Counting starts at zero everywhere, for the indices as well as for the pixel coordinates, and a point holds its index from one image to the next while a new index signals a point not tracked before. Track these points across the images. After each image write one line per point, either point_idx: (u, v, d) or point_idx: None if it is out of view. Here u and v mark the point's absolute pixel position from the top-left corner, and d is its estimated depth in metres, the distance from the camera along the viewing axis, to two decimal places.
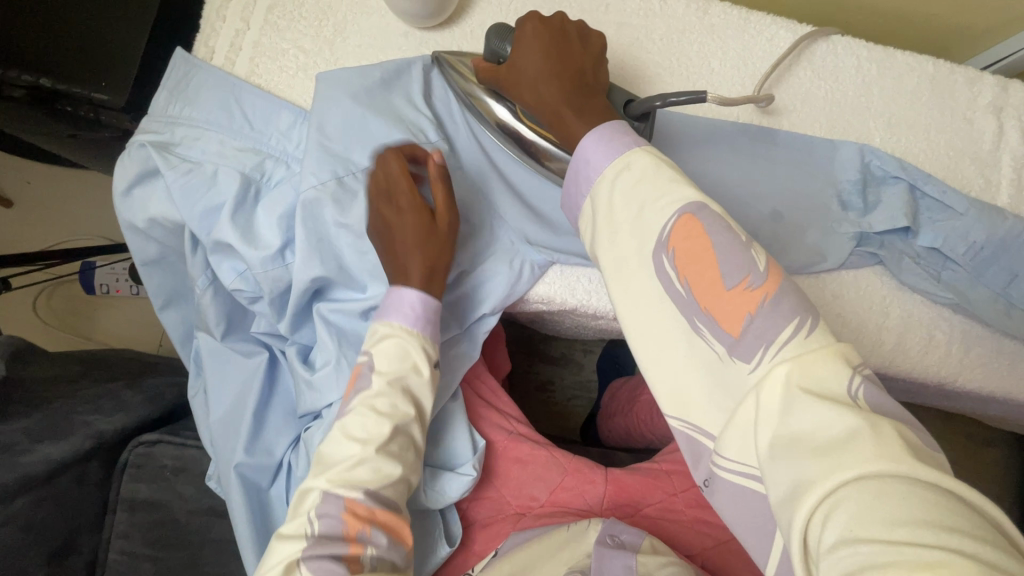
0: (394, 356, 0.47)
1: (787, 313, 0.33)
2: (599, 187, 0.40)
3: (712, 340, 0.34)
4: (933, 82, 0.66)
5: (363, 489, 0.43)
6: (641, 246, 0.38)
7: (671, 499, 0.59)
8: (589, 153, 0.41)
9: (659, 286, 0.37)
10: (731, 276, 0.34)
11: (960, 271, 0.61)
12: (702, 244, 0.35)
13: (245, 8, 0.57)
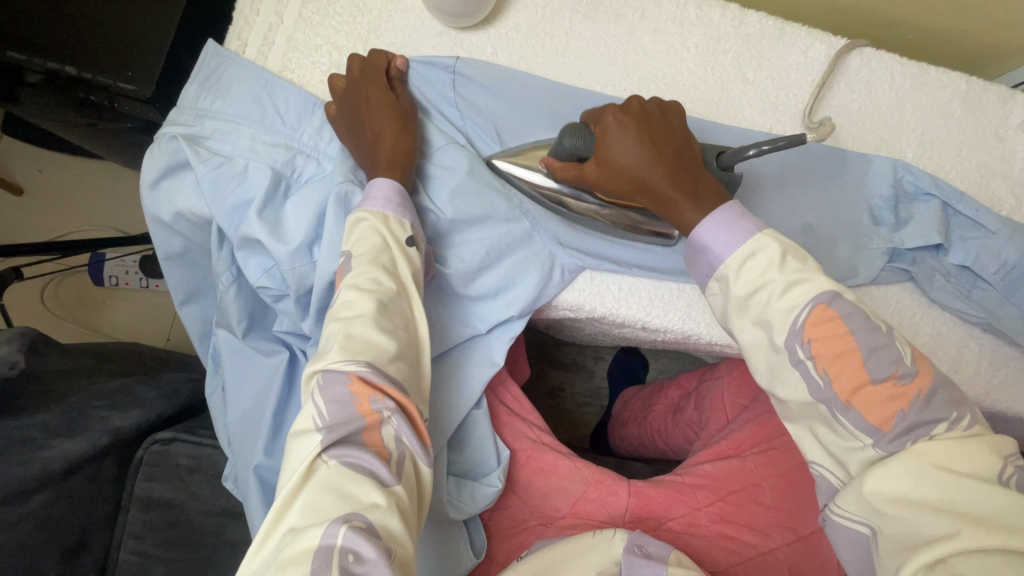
0: (392, 281, 0.44)
1: (934, 407, 0.39)
2: (723, 285, 0.45)
3: (859, 431, 0.40)
4: (966, 99, 0.65)
5: (367, 363, 0.39)
6: (774, 334, 0.42)
7: (697, 514, 0.58)
8: (713, 246, 0.45)
9: (800, 376, 0.41)
10: (876, 369, 0.39)
11: (990, 290, 0.60)
12: (845, 339, 0.40)
13: (279, 2, 0.57)
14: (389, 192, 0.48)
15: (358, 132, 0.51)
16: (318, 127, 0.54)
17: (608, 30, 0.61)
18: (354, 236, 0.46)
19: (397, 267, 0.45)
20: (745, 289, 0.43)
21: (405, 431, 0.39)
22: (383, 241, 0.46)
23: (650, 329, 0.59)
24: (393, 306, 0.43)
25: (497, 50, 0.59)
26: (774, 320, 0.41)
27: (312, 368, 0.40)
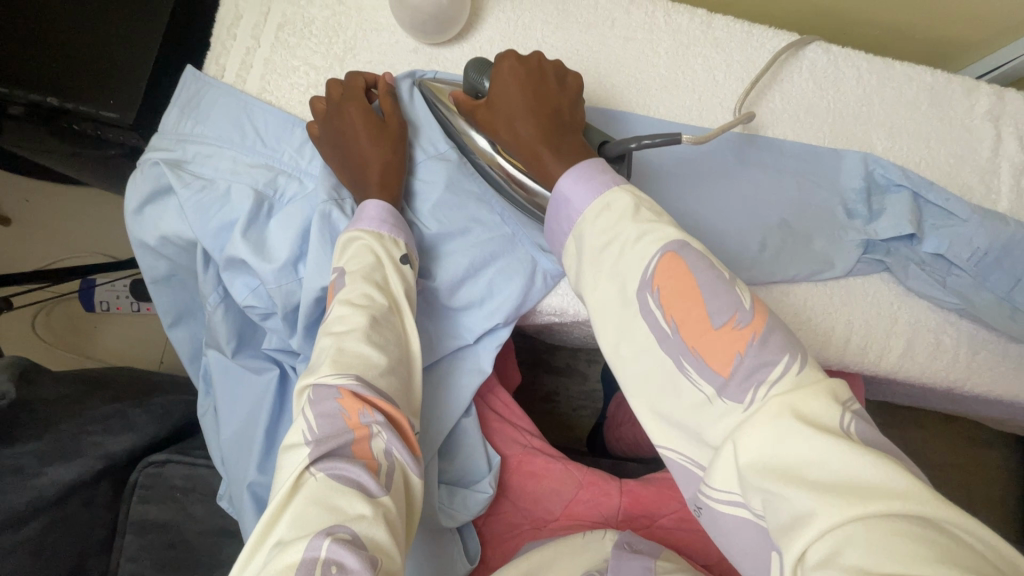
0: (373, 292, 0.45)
1: (774, 351, 0.35)
2: (582, 225, 0.43)
3: (701, 381, 0.36)
4: (931, 92, 0.67)
5: (356, 378, 0.40)
6: (626, 284, 0.39)
7: (688, 510, 0.58)
8: (567, 192, 0.44)
9: (646, 325, 0.39)
10: (718, 314, 0.36)
11: (965, 276, 0.62)
12: (683, 280, 0.37)
13: (255, 25, 0.58)
14: (381, 210, 0.49)
15: (345, 153, 0.52)
16: (298, 146, 0.55)
17: (579, 40, 0.62)
18: (348, 256, 0.47)
19: (386, 280, 0.46)
20: (601, 236, 0.41)
21: (396, 445, 0.39)
22: (379, 261, 0.47)
23: None
24: (381, 322, 0.44)
25: (472, 63, 0.60)
26: (626, 268, 0.40)
27: (303, 385, 0.41)
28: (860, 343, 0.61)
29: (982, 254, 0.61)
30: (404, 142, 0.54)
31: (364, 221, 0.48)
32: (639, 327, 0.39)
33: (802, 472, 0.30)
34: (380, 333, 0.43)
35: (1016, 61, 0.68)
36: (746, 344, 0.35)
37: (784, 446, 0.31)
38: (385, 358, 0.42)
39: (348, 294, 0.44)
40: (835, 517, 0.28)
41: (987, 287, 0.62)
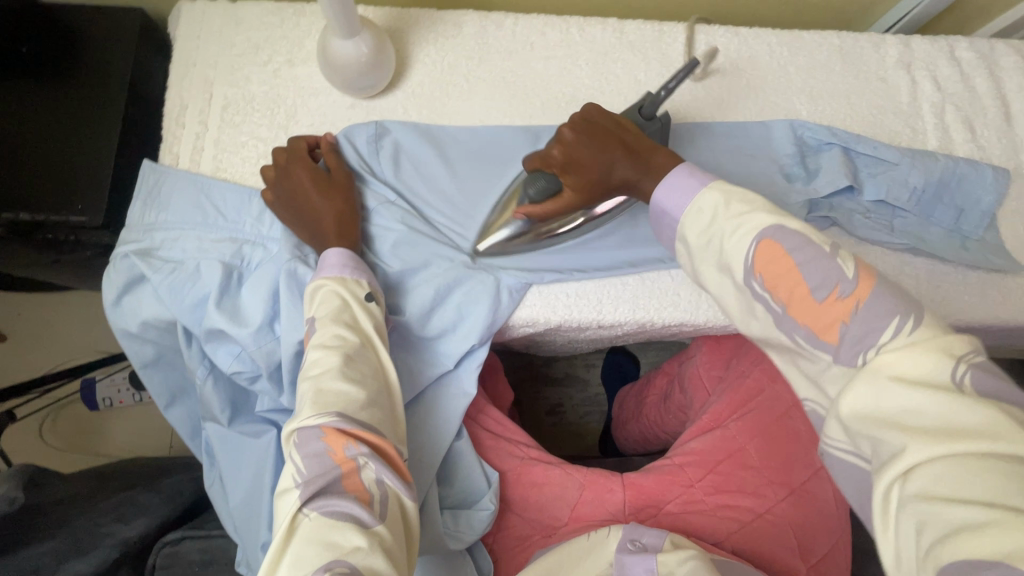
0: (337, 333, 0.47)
1: (885, 315, 0.37)
2: (686, 233, 0.46)
3: (818, 351, 0.39)
4: (841, 53, 0.71)
5: (336, 413, 0.42)
6: (733, 272, 0.42)
7: (692, 491, 0.60)
8: (665, 204, 0.47)
9: (758, 307, 0.41)
10: (819, 289, 0.39)
11: (908, 217, 0.66)
12: (784, 265, 0.40)
13: (201, 112, 0.62)
14: (341, 255, 0.52)
15: (298, 211, 0.55)
16: (258, 214, 0.58)
17: (504, 67, 0.66)
18: (316, 302, 0.50)
19: (356, 319, 0.49)
20: (700, 236, 0.44)
21: (384, 472, 0.41)
22: (348, 303, 0.50)
23: (605, 327, 0.63)
24: (359, 360, 0.47)
25: (408, 108, 0.64)
26: (731, 255, 0.42)
27: (288, 429, 0.43)
28: None
29: (918, 193, 0.65)
30: (352, 192, 0.57)
31: (326, 268, 0.51)
32: (751, 309, 0.42)
33: (903, 419, 0.34)
34: (355, 369, 0.46)
35: (914, 10, 0.72)
36: (851, 312, 0.38)
37: (895, 398, 0.34)
38: (364, 393, 0.44)
39: (319, 338, 0.47)
40: (927, 453, 0.32)
41: (926, 225, 0.66)
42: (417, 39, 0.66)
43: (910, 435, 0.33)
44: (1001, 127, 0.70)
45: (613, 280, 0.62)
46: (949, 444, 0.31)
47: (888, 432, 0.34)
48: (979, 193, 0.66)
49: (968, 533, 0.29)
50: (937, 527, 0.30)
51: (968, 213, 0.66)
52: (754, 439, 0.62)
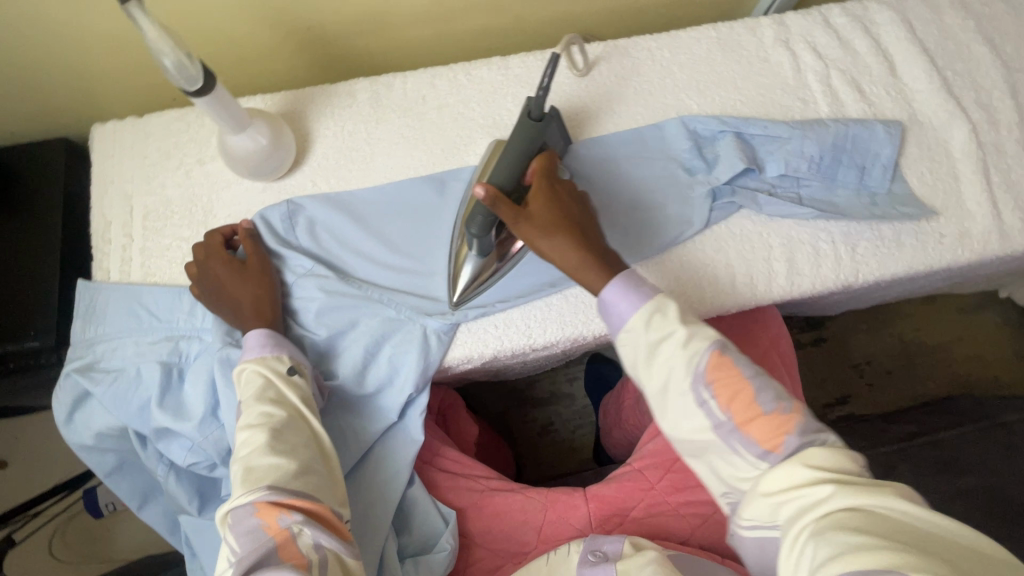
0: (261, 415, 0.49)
1: (813, 432, 0.45)
2: (631, 341, 0.50)
3: (747, 453, 0.45)
4: (720, 43, 0.74)
5: (267, 487, 0.44)
6: (680, 377, 0.48)
7: (651, 492, 0.61)
8: (613, 302, 0.51)
9: (703, 414, 0.47)
10: (765, 401, 0.46)
11: (813, 186, 0.67)
12: (732, 377, 0.47)
13: (125, 224, 0.66)
14: (261, 334, 0.55)
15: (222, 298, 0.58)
16: (189, 310, 0.61)
17: (401, 124, 0.70)
18: (244, 382, 0.52)
19: (281, 393, 0.52)
20: (647, 342, 0.49)
21: (321, 535, 0.43)
22: (276, 378, 0.52)
23: (540, 348, 0.64)
24: (292, 427, 0.49)
25: (317, 181, 0.67)
26: (679, 369, 0.48)
27: (224, 510, 0.44)
28: (746, 280, 0.65)
29: (816, 161, 0.67)
30: (269, 274, 0.60)
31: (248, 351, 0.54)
32: (694, 414, 0.47)
33: (829, 477, 0.42)
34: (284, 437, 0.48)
35: None
36: (791, 426, 0.45)
37: (825, 473, 0.42)
38: (295, 461, 0.46)
39: (245, 417, 0.49)
40: (842, 502, 0.40)
41: (831, 189, 0.67)
42: (315, 116, 0.70)
43: (831, 490, 0.41)
44: (888, 80, 0.72)
45: (537, 303, 0.64)
46: (856, 495, 0.40)
47: (808, 483, 0.42)
48: (875, 148, 0.68)
49: (860, 550, 0.36)
50: (833, 545, 0.37)
51: (870, 169, 0.68)
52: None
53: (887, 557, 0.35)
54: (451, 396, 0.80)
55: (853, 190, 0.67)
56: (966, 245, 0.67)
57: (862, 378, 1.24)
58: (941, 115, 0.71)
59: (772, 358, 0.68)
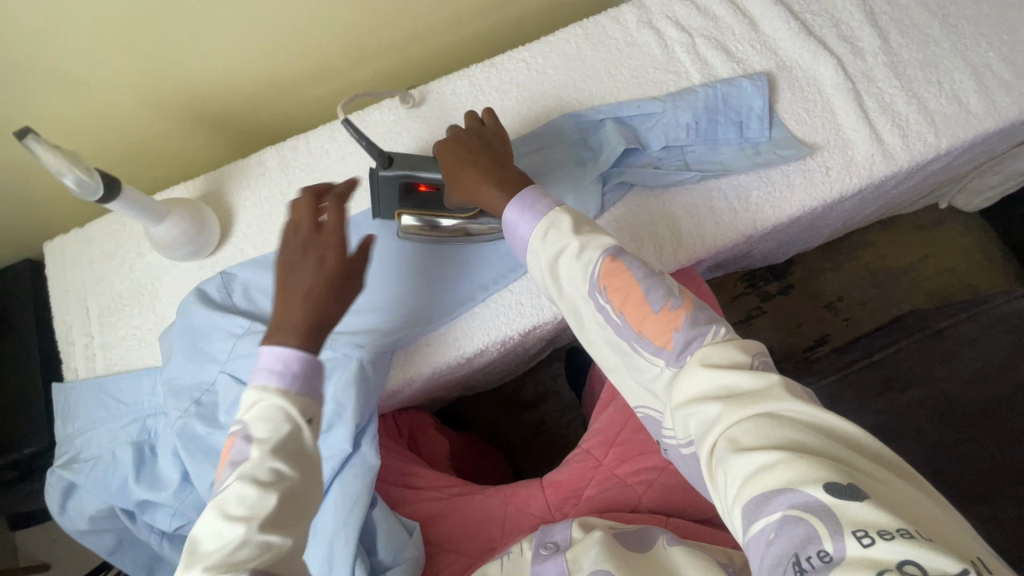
0: (269, 421, 0.44)
1: (702, 323, 0.48)
2: (535, 250, 0.55)
3: (648, 354, 0.49)
4: (588, 37, 0.79)
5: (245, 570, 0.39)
6: (580, 285, 0.52)
7: (601, 468, 0.65)
8: (517, 223, 0.56)
9: (602, 318, 0.51)
10: (655, 301, 0.49)
11: (697, 150, 0.71)
12: (624, 280, 0.50)
13: (84, 324, 0.72)
14: (279, 355, 0.46)
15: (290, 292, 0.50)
16: (150, 390, 0.68)
17: (312, 181, 0.76)
18: (259, 418, 0.44)
19: (303, 445, 0.45)
20: (546, 256, 0.54)
21: None
22: (293, 421, 0.45)
23: (473, 356, 0.70)
24: (298, 493, 0.43)
25: (246, 248, 0.74)
26: (577, 278, 0.52)
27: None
28: (651, 252, 0.69)
29: (694, 127, 0.71)
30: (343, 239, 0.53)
31: (262, 373, 0.46)
32: (597, 319, 0.52)
33: (725, 397, 0.43)
34: (279, 516, 0.42)
35: None
36: (680, 321, 0.48)
37: (719, 382, 0.44)
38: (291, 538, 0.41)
39: (251, 469, 0.42)
40: (736, 417, 0.41)
41: (714, 150, 0.71)
42: (233, 190, 0.76)
43: (730, 408, 0.42)
44: (751, 35, 0.76)
45: (461, 316, 0.70)
46: (749, 409, 0.41)
47: (712, 410, 0.43)
48: (747, 104, 0.71)
49: (766, 470, 0.37)
50: (739, 471, 0.38)
51: (748, 123, 0.71)
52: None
53: (788, 473, 0.36)
54: (420, 419, 0.85)
55: (735, 147, 0.71)
56: (852, 173, 0.69)
57: (837, 315, 1.24)
58: (806, 56, 0.74)
59: None
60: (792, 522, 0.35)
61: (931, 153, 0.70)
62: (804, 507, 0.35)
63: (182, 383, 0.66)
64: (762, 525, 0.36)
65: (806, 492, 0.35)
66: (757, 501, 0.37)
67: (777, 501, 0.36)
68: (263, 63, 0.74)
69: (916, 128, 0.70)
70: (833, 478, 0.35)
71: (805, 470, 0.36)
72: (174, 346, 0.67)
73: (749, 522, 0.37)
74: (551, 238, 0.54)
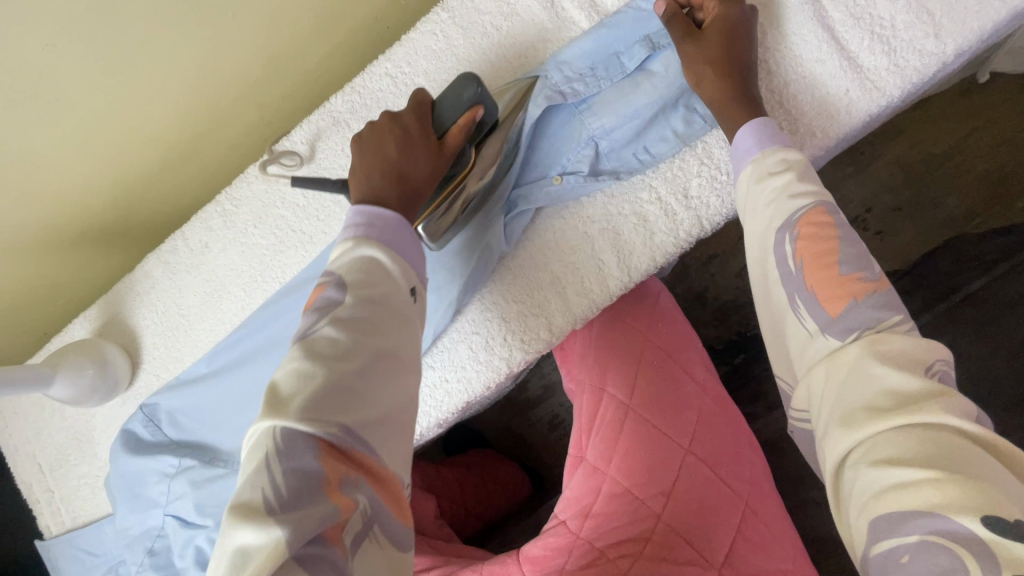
0: (362, 272, 0.43)
1: (890, 307, 0.39)
2: (755, 168, 0.47)
3: (807, 319, 0.41)
4: (456, 19, 0.62)
5: (336, 424, 0.36)
6: (773, 222, 0.45)
7: (579, 543, 0.53)
8: (742, 140, 0.48)
9: (777, 256, 0.44)
10: (844, 264, 0.41)
11: (604, 122, 0.54)
12: (827, 233, 0.42)
13: (41, 480, 0.72)
14: (366, 210, 0.46)
15: (368, 155, 0.50)
16: (113, 537, 0.67)
17: (198, 284, 0.68)
18: (353, 269, 0.43)
19: (389, 299, 0.43)
20: (755, 182, 0.47)
21: (373, 497, 0.36)
22: (388, 276, 0.44)
23: (410, 445, 0.63)
24: (382, 347, 0.41)
25: (159, 374, 0.69)
26: (775, 217, 0.45)
27: (270, 423, 0.35)
28: (578, 289, 0.57)
29: (589, 75, 0.55)
30: (427, 127, 0.50)
31: (347, 228, 0.46)
32: (772, 266, 0.45)
33: (867, 405, 0.35)
34: (366, 367, 0.39)
35: None
36: (861, 293, 0.40)
37: (875, 381, 0.36)
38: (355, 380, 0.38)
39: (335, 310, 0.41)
40: (880, 428, 0.34)
41: (630, 118, 0.54)
42: (129, 311, 0.70)
43: (858, 419, 0.35)
44: None
45: (420, 369, 0.60)
46: (895, 421, 0.33)
47: (838, 423, 0.36)
48: (648, 29, 0.54)
49: (904, 489, 0.31)
50: (867, 481, 0.33)
51: (665, 49, 0.54)
52: (615, 459, 0.56)
53: (936, 495, 0.30)
54: None
55: (654, 105, 0.53)
56: (824, 124, 0.52)
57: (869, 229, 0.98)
58: None
59: (649, 349, 0.61)
60: (931, 550, 0.30)
61: (935, 65, 0.50)
62: (952, 536, 0.29)
63: (135, 532, 0.64)
64: (893, 545, 0.31)
65: (958, 520, 0.29)
66: (891, 519, 0.31)
67: (912, 523, 0.31)
68: (95, 164, 0.62)
69: (907, 36, 0.51)
70: (1006, 510, 0.29)
71: (959, 496, 0.30)
72: (116, 494, 0.66)
73: (875, 538, 0.32)
74: (765, 178, 0.46)
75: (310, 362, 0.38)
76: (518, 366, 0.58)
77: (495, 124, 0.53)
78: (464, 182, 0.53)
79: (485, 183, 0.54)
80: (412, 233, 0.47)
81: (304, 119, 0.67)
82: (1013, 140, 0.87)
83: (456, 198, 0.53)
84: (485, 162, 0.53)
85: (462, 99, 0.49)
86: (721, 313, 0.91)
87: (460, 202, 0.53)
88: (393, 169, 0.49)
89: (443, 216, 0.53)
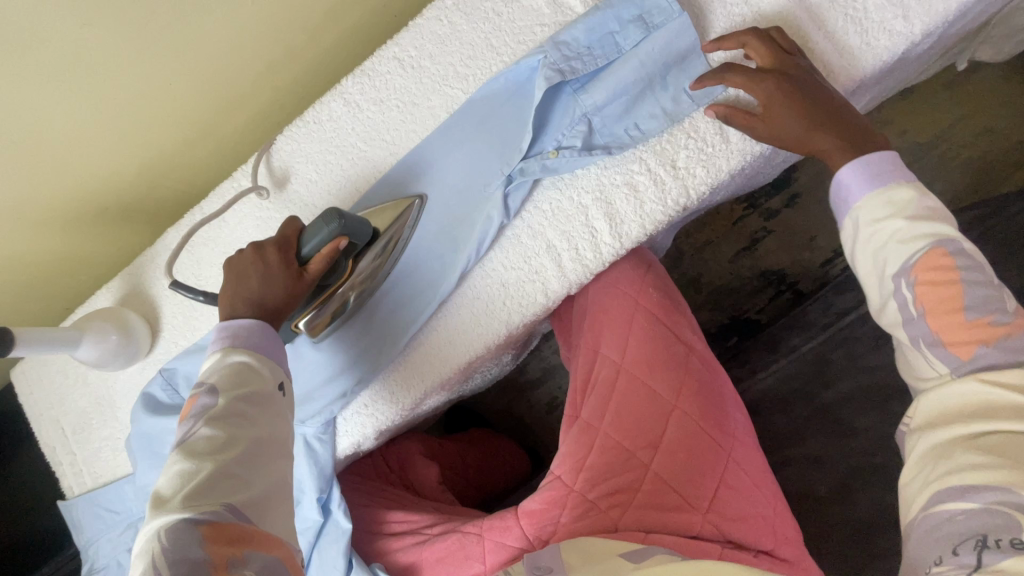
0: (233, 379, 0.50)
1: (1014, 338, 0.42)
2: (860, 215, 0.49)
3: (937, 362, 0.44)
4: (460, 6, 0.66)
5: (220, 506, 0.42)
6: (889, 263, 0.47)
7: (573, 495, 0.57)
8: (857, 180, 0.49)
9: (899, 300, 0.46)
10: (948, 292, 0.44)
11: (597, 99, 0.58)
12: (936, 268, 0.45)
13: (64, 444, 0.76)
14: (229, 327, 0.53)
15: (233, 282, 0.56)
16: (132, 495, 0.71)
17: (215, 255, 0.72)
18: (221, 377, 0.50)
19: (262, 393, 0.50)
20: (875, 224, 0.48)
21: (263, 560, 0.42)
22: (258, 377, 0.51)
23: (414, 407, 0.66)
24: (258, 434, 0.48)
25: (177, 341, 0.73)
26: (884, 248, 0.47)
27: (156, 525, 0.40)
28: (572, 256, 0.60)
29: (587, 53, 0.59)
30: (294, 254, 0.57)
31: (214, 344, 0.53)
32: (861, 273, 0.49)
33: (973, 414, 0.41)
34: (246, 454, 0.46)
35: None
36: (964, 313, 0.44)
37: (979, 397, 0.42)
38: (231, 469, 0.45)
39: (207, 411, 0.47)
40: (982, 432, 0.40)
41: (620, 94, 0.58)
42: (149, 282, 0.74)
43: (956, 423, 0.42)
44: None
45: (420, 337, 0.64)
46: (995, 426, 0.40)
47: (945, 432, 0.42)
48: (641, 9, 0.58)
49: (978, 469, 0.39)
50: (947, 461, 0.40)
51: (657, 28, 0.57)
52: (606, 417, 0.59)
53: (1001, 476, 0.37)
54: (407, 449, 0.85)
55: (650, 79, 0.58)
56: None
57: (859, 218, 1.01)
58: None
59: (639, 314, 0.64)
60: (989, 514, 0.37)
61: (903, 44, 0.54)
62: (1010, 505, 0.36)
63: (153, 488, 0.68)
64: (950, 509, 0.39)
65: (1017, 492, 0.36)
66: (957, 490, 0.39)
67: (973, 494, 0.38)
68: (121, 141, 0.66)
69: (878, 17, 0.55)
70: None
71: (1019, 476, 0.37)
72: (136, 452, 0.69)
73: (936, 501, 0.40)
74: (876, 222, 0.48)
75: (189, 461, 0.44)
76: (516, 328, 0.62)
77: (371, 237, 0.60)
78: (336, 289, 0.61)
79: (355, 290, 0.62)
80: (277, 340, 0.55)
81: (318, 101, 0.71)
82: (995, 129, 0.91)
83: (324, 306, 0.62)
84: (359, 273, 0.61)
85: (325, 232, 0.55)
86: (715, 296, 0.94)
87: (337, 302, 0.62)
88: (256, 294, 0.55)
89: (321, 316, 0.62)
